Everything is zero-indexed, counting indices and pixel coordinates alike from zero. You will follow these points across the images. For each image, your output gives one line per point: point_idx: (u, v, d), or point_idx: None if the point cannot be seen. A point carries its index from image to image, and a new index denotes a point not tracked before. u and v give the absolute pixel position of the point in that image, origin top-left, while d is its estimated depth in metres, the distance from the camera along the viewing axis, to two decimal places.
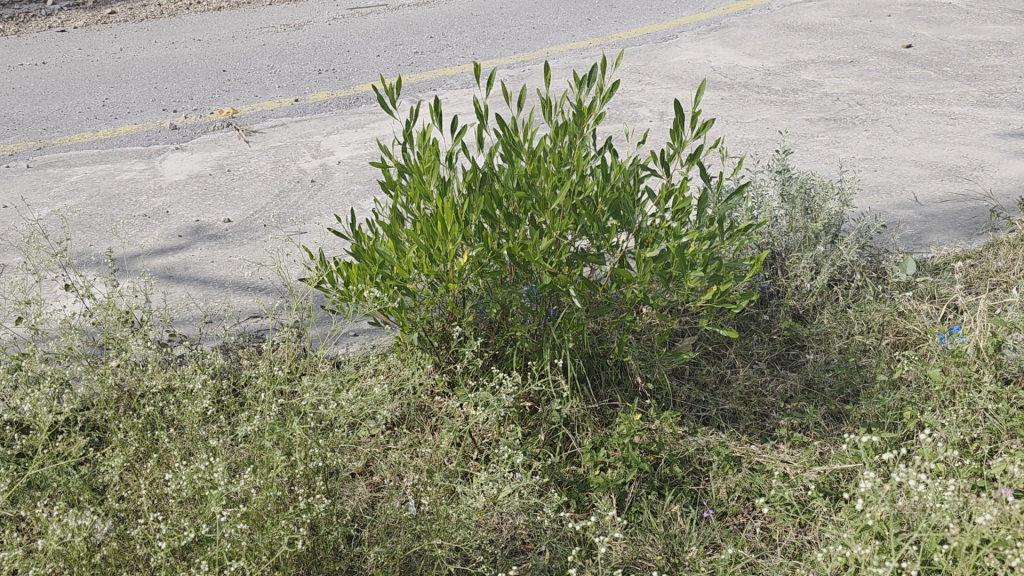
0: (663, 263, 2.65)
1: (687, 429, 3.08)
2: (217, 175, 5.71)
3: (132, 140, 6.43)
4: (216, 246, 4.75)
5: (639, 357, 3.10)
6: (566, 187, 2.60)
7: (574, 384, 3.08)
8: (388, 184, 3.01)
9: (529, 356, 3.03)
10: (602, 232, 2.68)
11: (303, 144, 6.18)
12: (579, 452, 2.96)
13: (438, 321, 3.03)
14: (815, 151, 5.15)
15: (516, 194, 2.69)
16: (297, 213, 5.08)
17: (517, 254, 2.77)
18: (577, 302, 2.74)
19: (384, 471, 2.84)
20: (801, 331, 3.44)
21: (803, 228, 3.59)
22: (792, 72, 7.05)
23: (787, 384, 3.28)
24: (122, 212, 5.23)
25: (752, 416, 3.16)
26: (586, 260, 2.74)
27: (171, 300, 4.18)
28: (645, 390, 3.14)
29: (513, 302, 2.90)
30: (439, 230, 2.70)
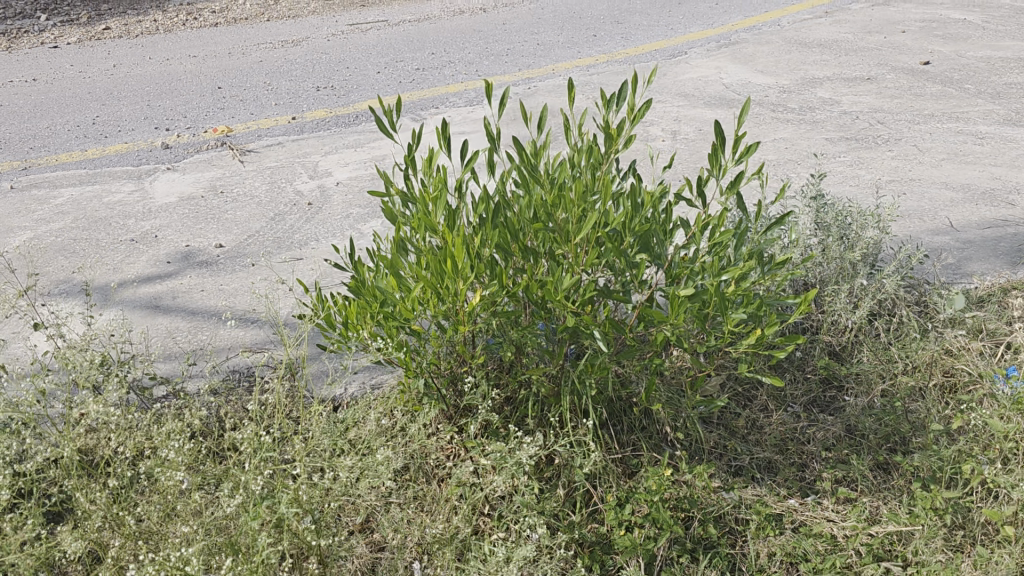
0: (699, 303, 2.38)
1: (720, 482, 2.79)
2: (209, 197, 5.44)
3: (122, 159, 6.16)
4: (206, 273, 4.48)
5: (666, 403, 2.83)
6: (591, 219, 2.34)
7: (595, 432, 2.81)
8: (390, 213, 2.75)
9: (547, 401, 2.76)
10: (630, 268, 2.41)
11: (300, 164, 5.91)
12: (602, 508, 2.68)
13: (445, 363, 2.76)
14: (839, 173, 4.89)
15: (534, 226, 2.42)
16: (293, 238, 4.81)
17: (535, 292, 2.50)
18: (603, 346, 2.46)
19: (385, 530, 2.55)
20: (838, 370, 3.16)
21: (839, 258, 3.32)
22: (807, 89, 6.81)
23: (827, 430, 2.99)
24: (108, 237, 4.96)
25: (791, 467, 2.87)
26: (611, 298, 2.47)
27: (155, 333, 3.90)
28: (673, 438, 2.86)
29: (529, 344, 2.62)
30: (449, 266, 2.43)
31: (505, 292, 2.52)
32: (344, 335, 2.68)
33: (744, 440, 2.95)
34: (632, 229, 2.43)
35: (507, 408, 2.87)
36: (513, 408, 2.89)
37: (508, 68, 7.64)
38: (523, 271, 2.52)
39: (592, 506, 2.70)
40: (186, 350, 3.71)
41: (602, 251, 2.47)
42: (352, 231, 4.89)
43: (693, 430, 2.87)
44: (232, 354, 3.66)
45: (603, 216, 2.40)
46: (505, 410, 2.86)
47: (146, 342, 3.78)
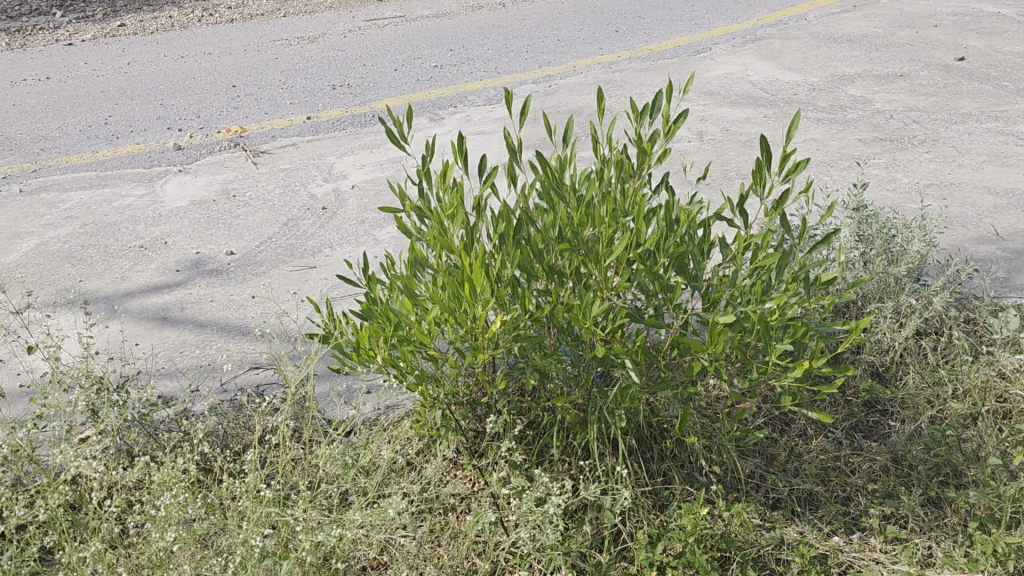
0: (740, 330, 2.19)
1: (758, 518, 2.61)
2: (221, 200, 5.29)
3: (133, 161, 6.04)
4: (216, 282, 4.33)
5: (700, 432, 2.66)
6: (623, 239, 2.15)
7: (623, 461, 2.65)
8: (405, 228, 2.58)
9: (573, 429, 2.60)
10: (664, 292, 2.23)
11: (314, 166, 5.75)
12: (632, 547, 2.49)
13: (463, 388, 2.60)
14: (874, 178, 4.67)
15: (560, 246, 2.24)
16: (307, 245, 4.66)
17: (561, 317, 2.32)
18: (634, 375, 2.28)
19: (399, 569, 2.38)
20: (882, 394, 2.96)
21: (883, 273, 3.11)
22: (838, 87, 6.57)
23: (872, 459, 2.79)
24: (117, 244, 4.83)
25: (833, 501, 2.68)
26: (643, 323, 2.29)
27: (161, 347, 3.76)
28: (708, 468, 2.68)
29: (554, 370, 2.45)
30: (467, 288, 2.26)
31: (528, 316, 2.35)
32: (356, 359, 2.52)
33: (783, 469, 2.76)
34: (666, 250, 2.25)
35: (530, 433, 2.72)
36: (536, 434, 2.74)
37: (528, 65, 7.43)
38: (548, 293, 2.34)
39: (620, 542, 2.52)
40: (193, 368, 3.58)
41: (633, 272, 2.30)
42: (367, 237, 4.73)
43: (729, 460, 2.69)
44: (240, 372, 3.51)
45: (635, 236, 2.22)
46: (528, 436, 2.71)
47: (153, 360, 3.65)
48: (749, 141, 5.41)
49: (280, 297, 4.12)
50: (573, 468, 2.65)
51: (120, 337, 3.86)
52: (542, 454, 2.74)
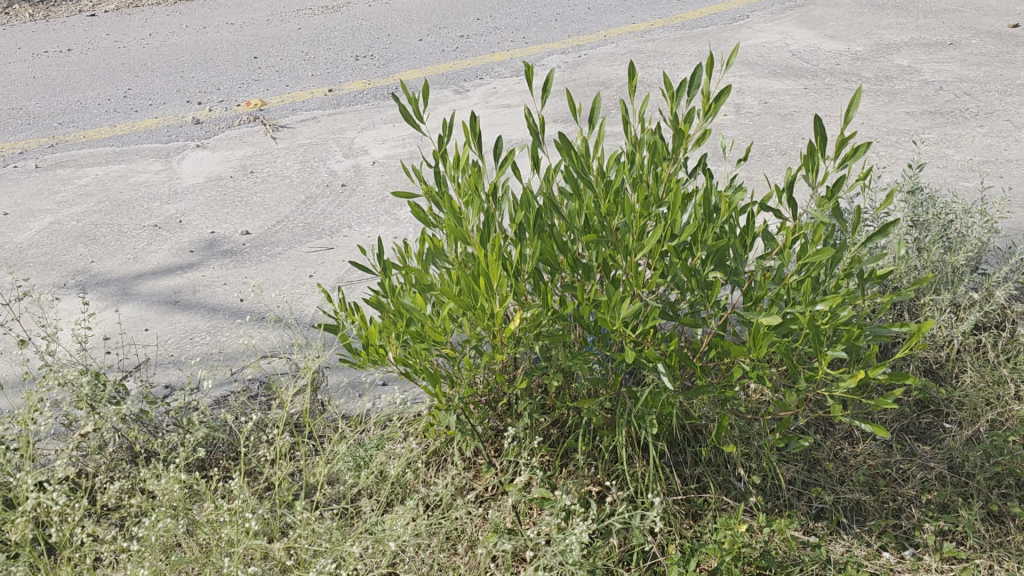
0: (787, 333, 1.97)
1: (801, 532, 2.41)
2: (238, 177, 5.13)
3: (151, 135, 5.89)
4: (230, 264, 4.17)
5: (738, 437, 2.47)
6: (656, 232, 1.93)
7: (654, 468, 2.47)
8: (418, 215, 2.38)
9: (600, 432, 2.43)
10: (702, 290, 2.01)
11: (334, 141, 5.55)
12: (662, 561, 2.32)
13: (482, 388, 2.42)
14: (924, 154, 4.38)
15: (587, 238, 2.03)
16: (324, 225, 4.48)
17: (587, 315, 2.12)
18: (668, 382, 2.07)
19: None
20: (937, 393, 2.73)
21: (940, 262, 2.85)
22: (883, 56, 6.22)
23: (926, 466, 2.57)
24: (130, 222, 4.69)
25: (883, 512, 2.47)
26: (678, 324, 2.07)
27: (171, 332, 3.62)
28: (747, 478, 2.49)
29: (579, 372, 2.25)
30: (483, 285, 2.06)
31: (551, 312, 2.15)
32: (366, 358, 2.34)
33: (827, 476, 2.55)
34: (704, 243, 2.02)
35: (555, 432, 2.58)
36: (561, 435, 2.58)
37: (556, 35, 7.16)
38: (573, 288, 2.14)
39: (650, 556, 2.35)
40: (203, 357, 3.42)
41: (667, 267, 2.08)
42: (387, 216, 4.53)
43: (768, 467, 2.49)
44: (252, 360, 3.37)
45: (669, 228, 2.00)
46: (553, 435, 2.56)
47: (162, 348, 3.50)
48: (789, 115, 5.12)
49: (296, 280, 3.96)
50: (601, 473, 2.48)
51: (128, 323, 3.71)
52: (568, 456, 2.58)
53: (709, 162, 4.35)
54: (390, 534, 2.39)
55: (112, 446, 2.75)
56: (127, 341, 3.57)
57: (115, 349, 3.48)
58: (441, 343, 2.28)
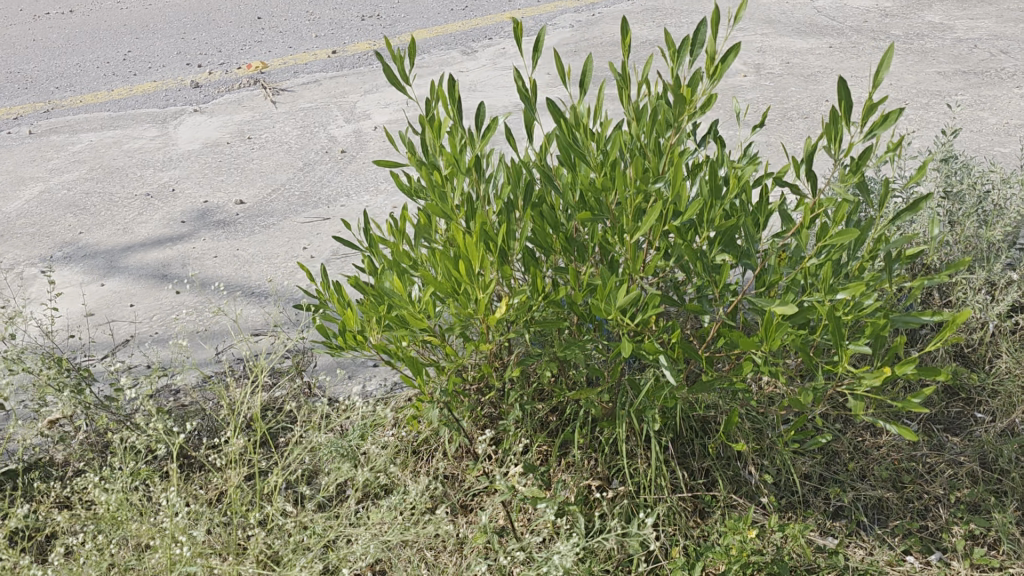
0: (803, 322, 1.76)
1: (817, 534, 2.23)
2: (234, 143, 4.93)
3: (148, 100, 5.69)
4: (222, 235, 3.99)
5: (749, 435, 2.29)
6: (655, 211, 1.72)
7: (658, 462, 2.30)
8: (399, 188, 2.17)
9: (599, 424, 2.26)
10: (709, 275, 1.80)
11: (336, 105, 5.34)
12: (665, 565, 2.14)
13: (472, 376, 2.23)
14: (958, 118, 4.10)
15: (578, 217, 1.82)
16: (322, 193, 4.29)
17: (581, 301, 1.91)
18: (671, 376, 1.86)
19: None
20: (969, 380, 2.51)
21: (976, 238, 2.61)
22: (913, 13, 5.88)
23: (954, 462, 2.37)
24: (122, 191, 4.51)
25: (906, 512, 2.28)
26: (682, 311, 1.86)
27: (157, 307, 3.46)
28: (760, 478, 2.30)
29: (576, 360, 2.05)
30: (462, 269, 1.85)
31: (542, 298, 1.96)
32: (344, 345, 2.16)
33: (846, 471, 2.36)
34: (711, 222, 1.81)
35: (554, 420, 2.43)
36: (561, 423, 2.44)
37: None
38: (566, 271, 1.94)
39: (653, 557, 2.17)
40: (188, 334, 3.24)
41: (670, 247, 1.87)
42: (387, 184, 4.32)
43: (783, 465, 2.30)
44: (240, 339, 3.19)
45: (671, 206, 1.79)
46: (552, 424, 2.41)
47: (146, 325, 3.32)
48: (812, 77, 4.84)
49: (289, 254, 3.78)
50: (601, 466, 2.32)
51: (113, 298, 3.54)
52: (566, 445, 2.43)
53: (725, 128, 4.10)
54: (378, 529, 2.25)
55: (81, 435, 2.58)
56: (110, 318, 3.39)
57: (97, 328, 3.31)
58: (424, 330, 2.09)
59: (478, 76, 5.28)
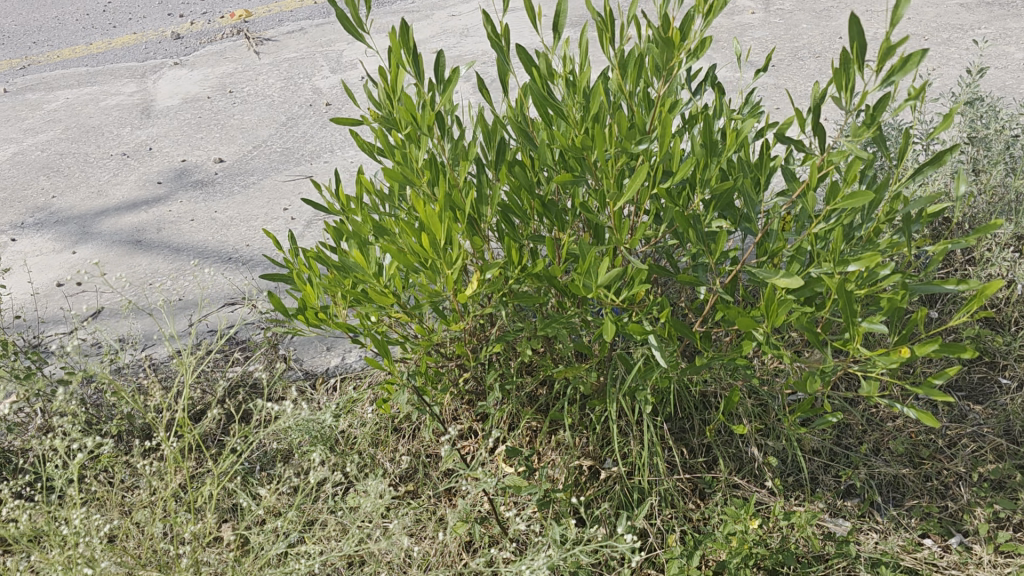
0: (812, 296, 1.55)
1: (825, 514, 2.07)
2: (215, 97, 4.69)
3: (128, 53, 5.45)
4: (199, 197, 3.79)
5: (752, 412, 2.11)
6: (640, 175, 1.48)
7: (653, 442, 2.13)
8: (359, 148, 1.93)
9: (589, 402, 2.08)
10: (703, 243, 1.58)
11: (321, 54, 5.08)
12: (661, 554, 1.97)
13: (448, 350, 2.04)
14: (981, 54, 3.82)
15: (555, 180, 1.59)
16: (304, 149, 4.07)
17: (561, 274, 1.70)
18: (662, 358, 1.66)
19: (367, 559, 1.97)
20: (994, 344, 2.31)
21: (1004, 188, 2.38)
22: None
23: (977, 435, 2.18)
24: (97, 150, 4.31)
25: (924, 491, 2.10)
26: (675, 282, 1.65)
27: (129, 275, 3.29)
28: (765, 460, 2.13)
29: (560, 337, 1.85)
30: (424, 245, 1.63)
31: (519, 270, 1.74)
32: (305, 323, 1.96)
33: (858, 447, 2.19)
34: (705, 183, 1.58)
35: (543, 393, 2.25)
36: (550, 397, 2.27)
37: None
38: (544, 239, 1.72)
39: (648, 546, 2.01)
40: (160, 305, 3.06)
41: (660, 211, 1.64)
42: None
43: (789, 443, 2.13)
44: (214, 309, 3.01)
45: (660, 166, 1.55)
46: (541, 399, 2.24)
47: (117, 295, 3.15)
48: (825, 12, 4.54)
49: (268, 216, 3.58)
50: (592, 446, 2.15)
51: (84, 267, 3.37)
52: (557, 422, 2.26)
53: (725, 72, 3.86)
54: (358, 508, 2.12)
55: (37, 419, 2.41)
56: (80, 288, 3.22)
57: (66, 300, 3.14)
58: (391, 305, 1.88)
59: (470, 19, 5.00)
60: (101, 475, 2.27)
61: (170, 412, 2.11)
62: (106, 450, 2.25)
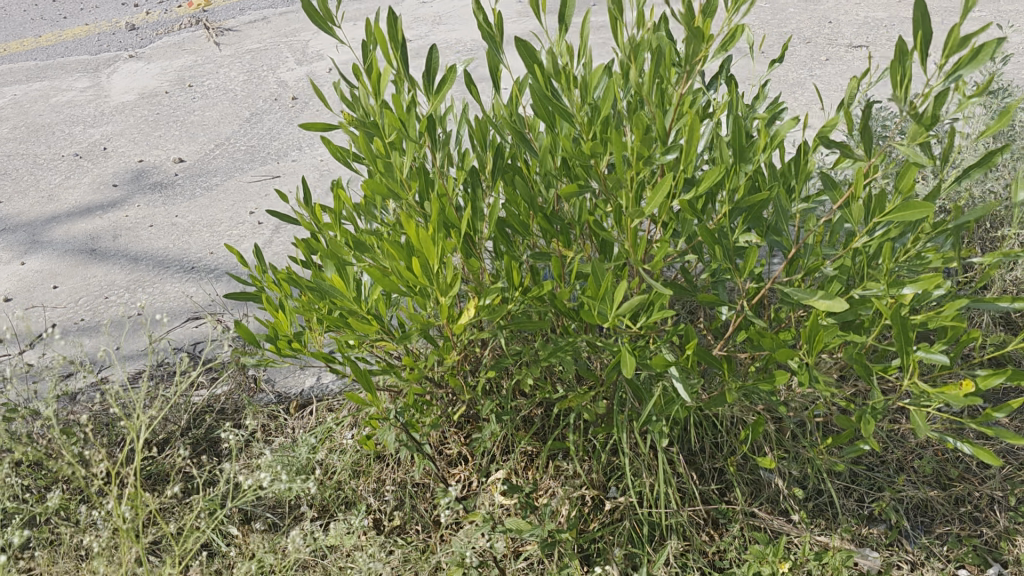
0: (857, 318, 1.37)
1: (851, 545, 1.91)
2: (173, 92, 4.43)
3: (79, 45, 5.14)
4: (158, 200, 3.54)
5: (770, 436, 1.94)
6: (668, 189, 1.28)
7: (663, 470, 1.95)
8: (334, 153, 1.69)
9: (594, 429, 1.89)
10: (730, 261, 1.40)
11: (286, 45, 4.82)
12: None
13: (437, 376, 1.84)
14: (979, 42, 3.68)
15: (565, 191, 1.38)
16: (271, 147, 3.83)
17: (567, 299, 1.50)
18: (685, 390, 1.47)
19: None
20: None
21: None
22: None
23: (1009, 452, 2.03)
24: (48, 151, 4.03)
25: (955, 516, 1.95)
26: (697, 304, 1.46)
27: (83, 288, 3.04)
28: (786, 489, 1.95)
29: (563, 363, 1.66)
30: (415, 270, 1.42)
31: (519, 292, 1.54)
32: (277, 353, 1.74)
33: (882, 468, 2.03)
34: (732, 192, 1.39)
35: (539, 415, 2.06)
36: (546, 418, 2.08)
37: None
38: (548, 257, 1.51)
39: None
40: (118, 321, 2.83)
41: (679, 224, 1.44)
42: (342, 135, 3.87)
43: (809, 468, 1.95)
44: (177, 324, 2.77)
45: (684, 175, 1.35)
46: (537, 421, 2.05)
47: (70, 311, 2.91)
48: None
49: (233, 220, 3.34)
50: (596, 474, 1.97)
51: (34, 280, 3.12)
52: (554, 448, 2.08)
53: (736, 63, 3.67)
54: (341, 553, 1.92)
55: None
56: (31, 303, 2.98)
57: (14, 318, 2.89)
58: (374, 331, 1.67)
59: (442, 6, 4.76)
60: (52, 521, 2.04)
61: (124, 448, 1.90)
62: (59, 496, 2.03)
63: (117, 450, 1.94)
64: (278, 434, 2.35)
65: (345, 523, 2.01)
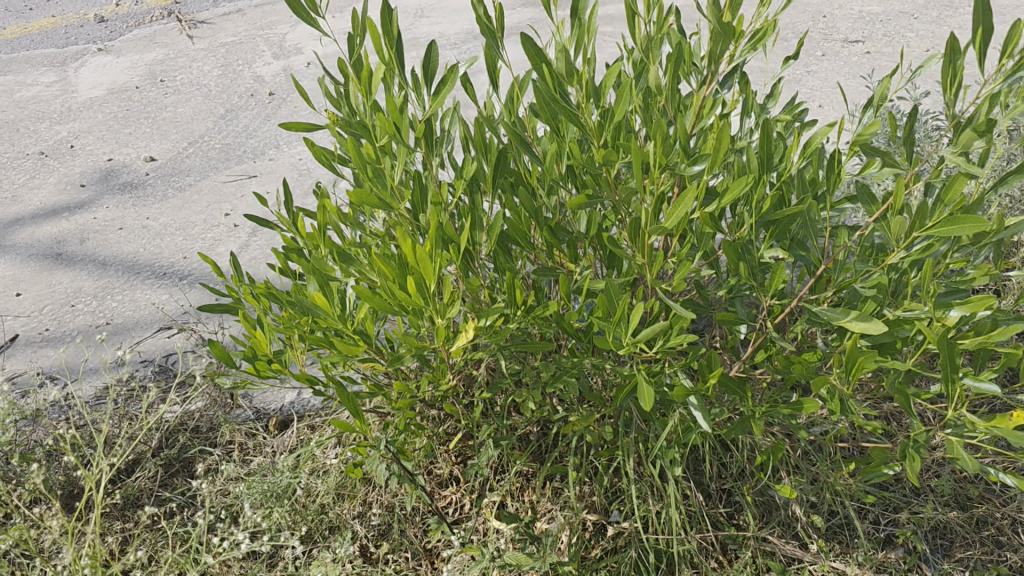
0: (893, 341, 1.26)
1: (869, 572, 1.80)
2: (144, 87, 4.25)
3: (45, 38, 4.94)
4: (129, 201, 3.37)
5: (782, 457, 1.82)
6: (693, 202, 1.15)
7: (670, 494, 1.82)
8: (317, 157, 1.54)
9: (597, 452, 1.76)
10: (755, 279, 1.28)
11: (262, 38, 4.66)
12: None
13: (428, 398, 1.70)
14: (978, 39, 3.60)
15: (575, 202, 1.25)
16: (247, 145, 3.68)
17: (574, 320, 1.37)
18: (704, 418, 1.35)
19: None
20: None
21: None
22: None
23: None
24: (12, 149, 3.84)
25: (977, 539, 1.85)
26: (717, 324, 1.34)
27: (47, 295, 2.88)
28: (799, 513, 1.84)
29: (567, 386, 1.53)
30: (410, 290, 1.28)
31: (522, 312, 1.41)
32: (255, 375, 1.59)
33: (897, 488, 1.92)
34: (760, 206, 1.26)
35: (535, 434, 1.92)
36: (544, 436, 1.95)
37: None
38: (553, 274, 1.38)
39: None
40: (85, 331, 2.67)
41: (698, 238, 1.32)
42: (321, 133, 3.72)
43: (823, 491, 1.84)
44: (148, 335, 2.62)
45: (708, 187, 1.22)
46: (534, 442, 1.92)
47: (34, 321, 2.75)
48: None
49: (208, 222, 3.19)
50: (599, 498, 1.84)
51: None
52: (551, 469, 1.95)
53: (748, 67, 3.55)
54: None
55: None
56: None
57: None
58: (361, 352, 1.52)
59: None
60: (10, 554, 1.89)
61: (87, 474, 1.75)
62: (17, 528, 1.87)
63: (81, 479, 1.79)
64: (256, 454, 2.21)
65: (329, 553, 1.87)
